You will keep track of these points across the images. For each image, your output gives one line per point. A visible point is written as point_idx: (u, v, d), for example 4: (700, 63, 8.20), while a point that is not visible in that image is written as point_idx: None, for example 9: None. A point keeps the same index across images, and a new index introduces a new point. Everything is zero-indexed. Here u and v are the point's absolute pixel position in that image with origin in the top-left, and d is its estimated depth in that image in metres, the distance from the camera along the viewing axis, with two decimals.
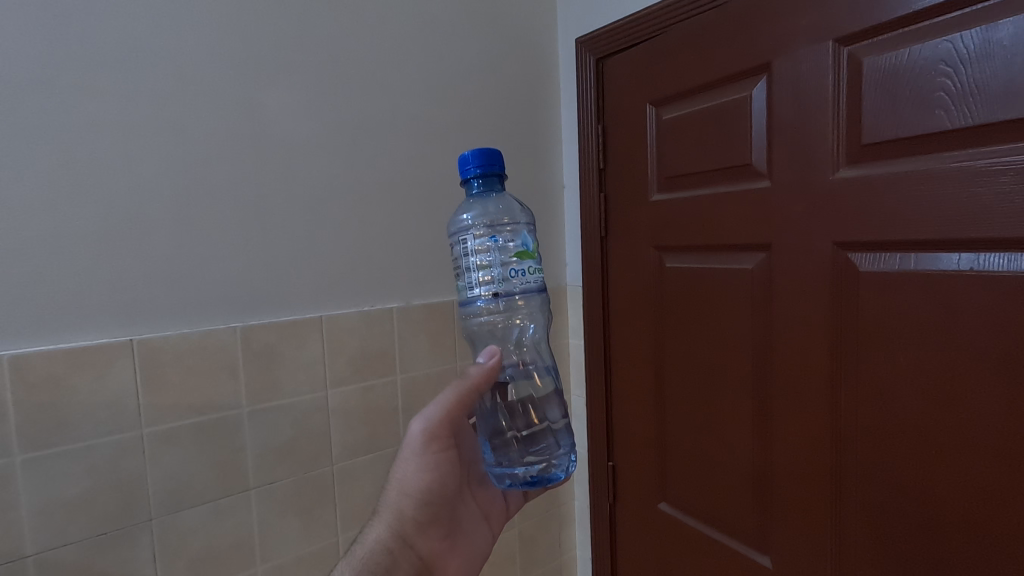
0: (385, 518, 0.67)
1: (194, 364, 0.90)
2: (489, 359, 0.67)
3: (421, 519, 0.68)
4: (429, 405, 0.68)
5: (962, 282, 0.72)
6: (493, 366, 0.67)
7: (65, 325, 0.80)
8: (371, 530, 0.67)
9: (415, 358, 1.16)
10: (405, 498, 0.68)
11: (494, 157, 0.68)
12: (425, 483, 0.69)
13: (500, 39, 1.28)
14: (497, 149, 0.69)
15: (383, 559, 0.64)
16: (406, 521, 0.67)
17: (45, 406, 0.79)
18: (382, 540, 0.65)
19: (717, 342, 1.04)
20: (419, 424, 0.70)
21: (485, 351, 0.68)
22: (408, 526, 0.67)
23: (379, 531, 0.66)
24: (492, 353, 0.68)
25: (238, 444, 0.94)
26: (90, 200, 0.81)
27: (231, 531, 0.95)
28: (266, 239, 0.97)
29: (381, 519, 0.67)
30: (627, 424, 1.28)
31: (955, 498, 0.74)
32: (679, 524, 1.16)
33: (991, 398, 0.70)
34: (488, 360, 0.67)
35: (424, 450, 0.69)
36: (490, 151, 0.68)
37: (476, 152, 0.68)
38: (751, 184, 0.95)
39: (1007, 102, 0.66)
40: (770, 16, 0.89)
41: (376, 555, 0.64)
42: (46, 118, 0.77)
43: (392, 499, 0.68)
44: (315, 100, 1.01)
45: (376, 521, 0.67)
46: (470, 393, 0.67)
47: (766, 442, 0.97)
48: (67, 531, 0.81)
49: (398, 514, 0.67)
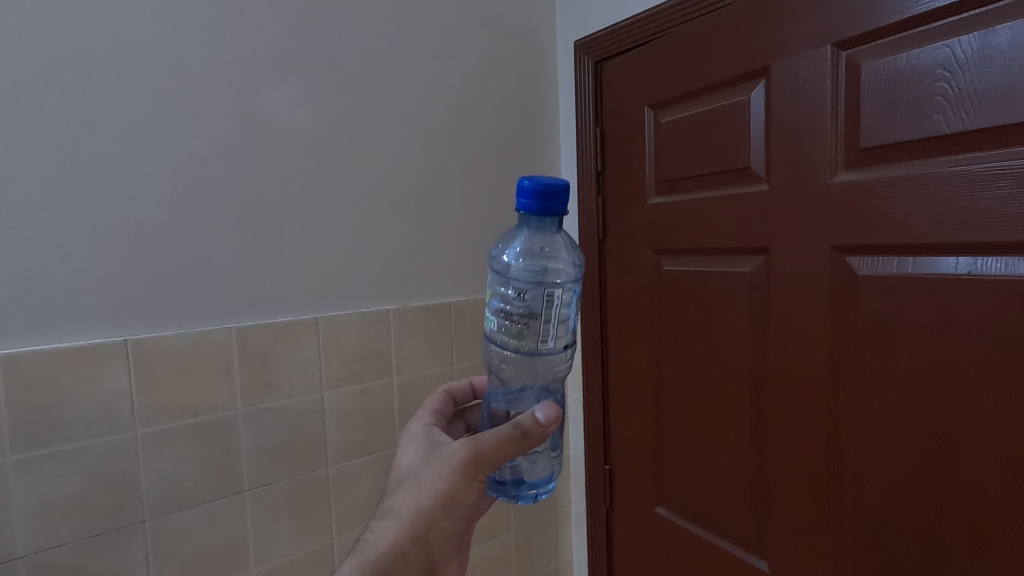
0: (404, 520, 0.57)
1: (190, 365, 0.89)
2: (548, 414, 0.53)
3: (449, 531, 0.58)
4: (491, 439, 0.54)
5: (961, 285, 0.71)
6: (552, 427, 0.53)
7: (58, 324, 0.80)
8: (383, 529, 0.57)
9: (412, 360, 1.16)
10: (434, 505, 0.57)
11: (556, 197, 0.58)
12: (460, 500, 0.57)
13: (499, 41, 1.29)
14: (562, 186, 0.58)
15: (396, 564, 0.55)
16: (429, 531, 0.57)
17: (38, 407, 0.78)
18: (399, 545, 0.55)
19: (715, 344, 1.03)
20: (469, 442, 0.56)
21: (543, 410, 0.52)
22: (432, 536, 0.57)
23: (396, 532, 0.56)
24: (550, 411, 0.53)
25: (234, 445, 0.94)
26: (85, 199, 0.80)
27: (225, 534, 0.94)
28: (263, 239, 0.96)
29: (397, 520, 0.57)
30: (625, 427, 1.27)
31: (956, 501, 0.74)
32: (678, 529, 1.15)
33: (992, 401, 0.70)
34: (547, 423, 0.52)
35: (469, 472, 0.56)
36: (554, 187, 0.57)
37: (536, 185, 0.57)
38: (749, 188, 0.95)
39: (1005, 106, 0.66)
40: (769, 21, 0.89)
41: (389, 559, 0.55)
42: (42, 117, 0.77)
43: (413, 502, 0.57)
44: (312, 101, 1.01)
45: (392, 520, 0.57)
46: (529, 451, 0.54)
47: (764, 448, 0.96)
48: (59, 533, 0.80)
49: (424, 523, 0.56)
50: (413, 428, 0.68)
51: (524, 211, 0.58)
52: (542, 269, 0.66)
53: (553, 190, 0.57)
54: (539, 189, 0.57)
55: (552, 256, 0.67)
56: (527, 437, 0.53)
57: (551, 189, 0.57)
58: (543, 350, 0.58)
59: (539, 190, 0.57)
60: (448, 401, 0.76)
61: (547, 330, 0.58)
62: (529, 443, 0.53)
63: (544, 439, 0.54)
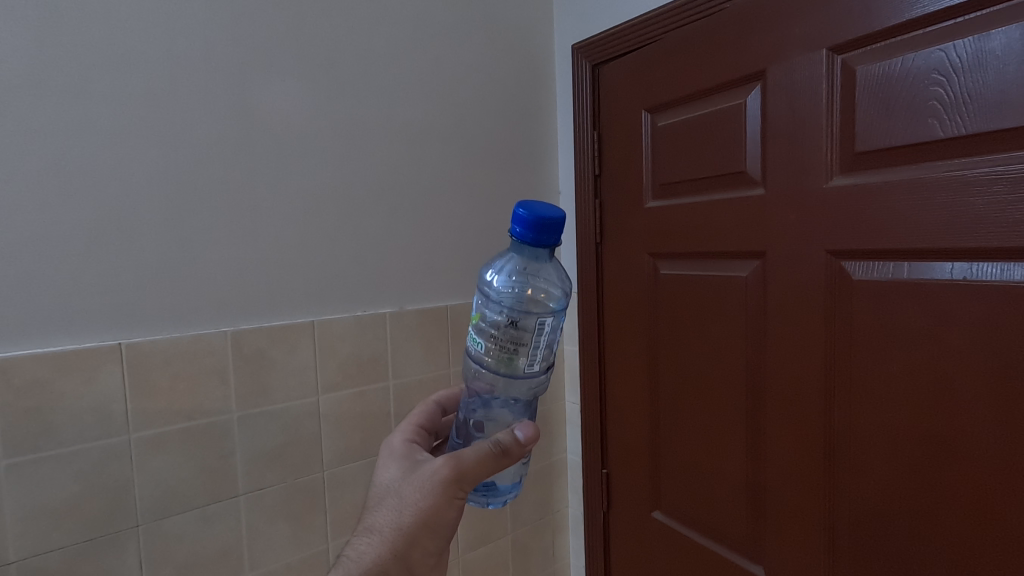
0: (386, 537, 0.56)
1: (184, 369, 0.89)
2: (527, 436, 0.59)
3: (429, 548, 0.57)
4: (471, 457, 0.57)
5: (956, 290, 0.71)
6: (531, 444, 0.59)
7: (52, 328, 0.79)
8: (360, 546, 0.56)
9: (408, 364, 1.15)
10: (413, 520, 0.56)
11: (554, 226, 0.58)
12: (442, 516, 0.57)
13: (496, 44, 1.29)
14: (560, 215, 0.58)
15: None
16: (411, 547, 0.56)
17: (30, 411, 0.78)
18: (379, 562, 0.54)
19: (710, 349, 1.03)
20: (451, 459, 0.57)
21: (523, 428, 0.59)
22: (412, 554, 0.56)
23: (377, 550, 0.55)
24: (528, 431, 0.59)
25: (227, 449, 0.94)
26: (79, 203, 0.81)
27: (220, 538, 0.93)
28: (258, 242, 0.96)
29: (378, 538, 0.56)
30: (621, 432, 1.27)
31: (952, 506, 0.73)
32: (675, 534, 1.15)
33: (987, 406, 0.69)
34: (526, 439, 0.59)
35: (449, 489, 0.57)
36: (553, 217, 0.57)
37: (536, 215, 0.57)
38: (745, 192, 0.95)
39: (1000, 111, 0.66)
40: (764, 25, 0.89)
41: None
42: (37, 120, 0.77)
43: (394, 519, 0.56)
44: (308, 104, 1.01)
45: (373, 538, 0.56)
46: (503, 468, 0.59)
47: (759, 453, 0.96)
48: (51, 538, 0.80)
49: (406, 539, 0.56)
50: (391, 442, 0.67)
51: (518, 239, 0.58)
52: (529, 292, 0.64)
53: (549, 222, 0.58)
54: (535, 220, 0.57)
55: (540, 278, 0.65)
56: (507, 454, 0.58)
57: (547, 222, 0.58)
58: (526, 373, 0.59)
59: (534, 222, 0.57)
60: (437, 412, 0.76)
61: (532, 355, 0.58)
62: (510, 458, 0.59)
63: (518, 455, 0.59)
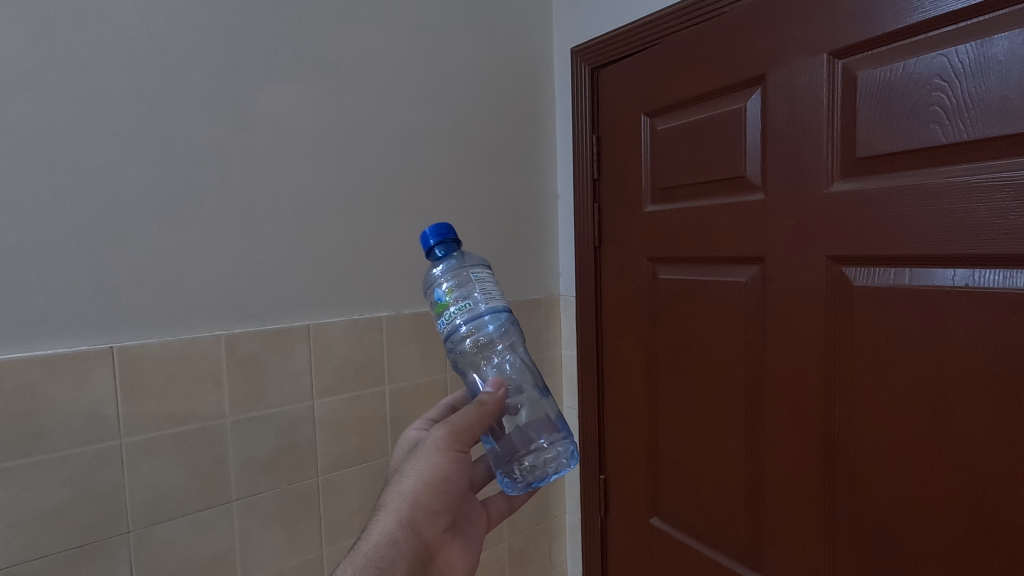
0: (393, 510, 0.62)
1: (176, 372, 0.88)
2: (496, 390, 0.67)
3: (433, 508, 0.63)
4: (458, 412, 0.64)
5: (959, 297, 0.70)
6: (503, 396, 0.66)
7: (42, 331, 0.78)
8: (379, 523, 0.62)
9: (404, 368, 1.15)
10: (421, 487, 0.63)
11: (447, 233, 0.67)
12: (444, 476, 0.64)
13: (495, 47, 1.28)
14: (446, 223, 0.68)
15: (387, 551, 0.60)
16: (416, 511, 0.62)
17: (21, 415, 0.76)
18: (387, 533, 0.61)
19: (710, 352, 1.02)
20: (446, 422, 0.64)
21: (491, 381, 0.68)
22: (420, 517, 0.63)
23: (387, 523, 0.62)
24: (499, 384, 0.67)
25: (221, 455, 0.92)
26: (72, 203, 0.80)
27: (211, 544, 0.92)
28: (252, 244, 0.95)
29: (387, 511, 0.63)
30: (619, 438, 1.26)
31: (949, 504, 0.73)
32: (673, 541, 1.14)
33: (986, 408, 0.69)
34: (497, 391, 0.66)
35: (447, 447, 0.64)
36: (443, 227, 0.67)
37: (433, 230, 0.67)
38: (745, 197, 0.94)
39: (1005, 116, 0.65)
40: (765, 29, 0.88)
41: (381, 549, 0.60)
42: (30, 121, 0.76)
43: (403, 483, 0.63)
44: (304, 104, 1.00)
45: (383, 513, 0.63)
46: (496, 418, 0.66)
47: (758, 458, 0.95)
48: (39, 545, 0.78)
49: (412, 507, 0.62)
50: (407, 433, 0.76)
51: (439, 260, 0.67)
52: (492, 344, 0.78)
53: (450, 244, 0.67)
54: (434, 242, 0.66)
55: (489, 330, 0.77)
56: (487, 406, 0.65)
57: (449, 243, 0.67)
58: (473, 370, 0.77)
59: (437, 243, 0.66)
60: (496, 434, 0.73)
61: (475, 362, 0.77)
62: (494, 413, 0.65)
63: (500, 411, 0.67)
